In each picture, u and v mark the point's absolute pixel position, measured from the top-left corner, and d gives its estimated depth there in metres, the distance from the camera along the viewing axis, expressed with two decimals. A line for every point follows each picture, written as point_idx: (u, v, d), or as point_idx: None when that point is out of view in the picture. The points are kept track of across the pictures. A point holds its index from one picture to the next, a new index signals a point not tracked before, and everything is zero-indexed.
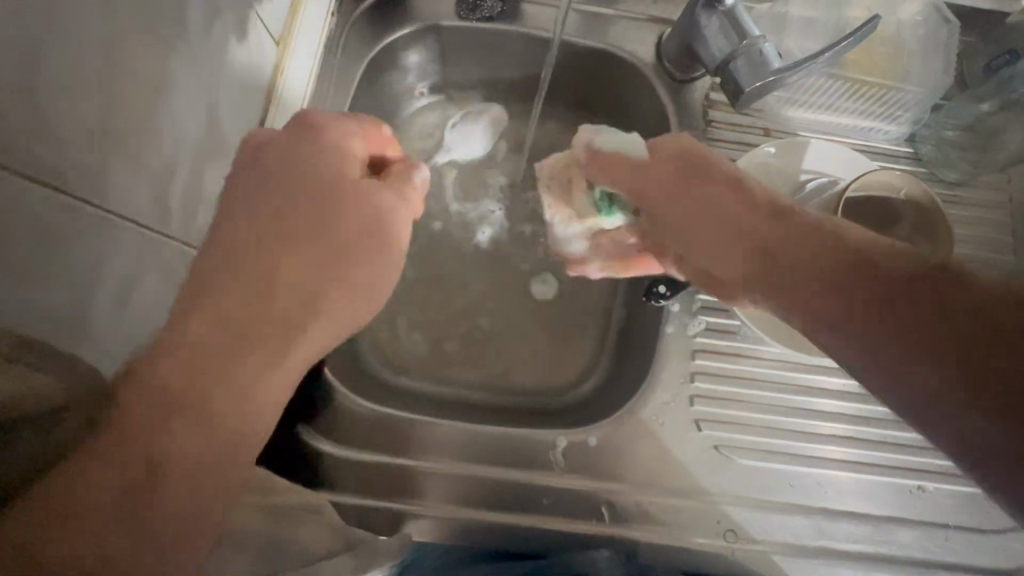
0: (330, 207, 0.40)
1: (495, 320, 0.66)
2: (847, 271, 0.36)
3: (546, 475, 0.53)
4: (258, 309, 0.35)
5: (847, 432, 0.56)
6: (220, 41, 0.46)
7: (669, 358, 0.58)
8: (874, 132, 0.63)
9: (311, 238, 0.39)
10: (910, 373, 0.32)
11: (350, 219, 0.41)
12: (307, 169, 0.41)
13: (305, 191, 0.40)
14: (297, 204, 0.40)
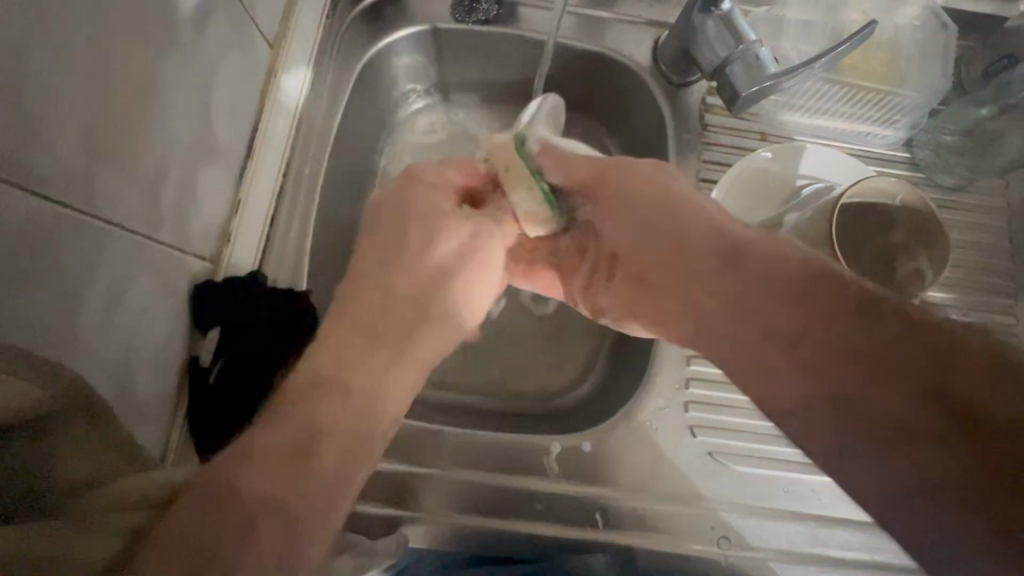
0: (444, 232, 0.50)
1: (490, 324, 0.66)
2: (815, 289, 0.34)
3: (540, 481, 0.53)
4: (393, 319, 0.45)
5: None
6: (212, 45, 0.46)
7: (665, 364, 0.57)
8: (871, 137, 0.63)
9: (433, 258, 0.49)
10: (871, 399, 0.30)
11: (465, 239, 0.50)
12: (417, 204, 0.50)
13: (421, 221, 0.50)
14: (422, 232, 0.49)
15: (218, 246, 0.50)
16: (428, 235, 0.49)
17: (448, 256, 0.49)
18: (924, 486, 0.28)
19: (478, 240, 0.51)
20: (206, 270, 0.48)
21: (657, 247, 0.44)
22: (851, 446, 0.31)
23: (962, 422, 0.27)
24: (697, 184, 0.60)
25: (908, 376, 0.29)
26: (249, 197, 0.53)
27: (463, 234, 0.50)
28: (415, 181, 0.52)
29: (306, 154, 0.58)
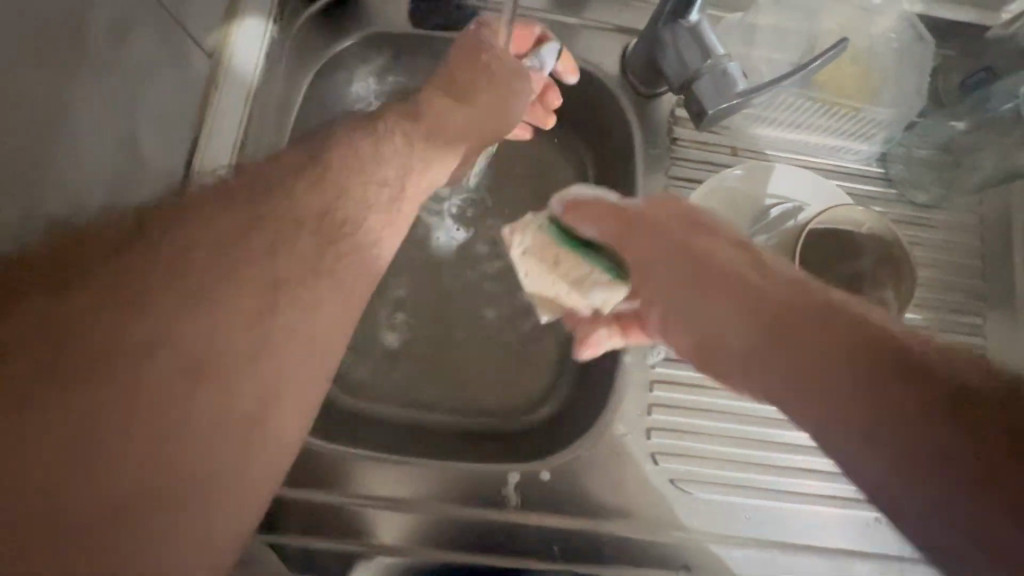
0: (392, 138, 0.47)
1: (454, 342, 0.64)
2: (854, 335, 0.29)
3: (497, 512, 0.52)
4: (245, 263, 0.37)
5: (809, 463, 0.55)
6: (134, 65, 0.47)
7: (627, 391, 0.55)
8: (845, 152, 0.61)
9: (428, 134, 0.49)
10: (913, 431, 0.26)
11: (341, 173, 0.44)
12: (300, 158, 0.44)
13: (298, 178, 0.42)
14: (285, 183, 0.42)
15: None
16: (406, 119, 0.49)
17: (433, 132, 0.50)
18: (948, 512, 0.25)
19: (395, 156, 0.47)
20: None
21: (667, 253, 0.37)
22: (892, 456, 0.26)
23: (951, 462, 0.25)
24: None
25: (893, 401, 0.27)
26: None
27: (346, 164, 0.44)
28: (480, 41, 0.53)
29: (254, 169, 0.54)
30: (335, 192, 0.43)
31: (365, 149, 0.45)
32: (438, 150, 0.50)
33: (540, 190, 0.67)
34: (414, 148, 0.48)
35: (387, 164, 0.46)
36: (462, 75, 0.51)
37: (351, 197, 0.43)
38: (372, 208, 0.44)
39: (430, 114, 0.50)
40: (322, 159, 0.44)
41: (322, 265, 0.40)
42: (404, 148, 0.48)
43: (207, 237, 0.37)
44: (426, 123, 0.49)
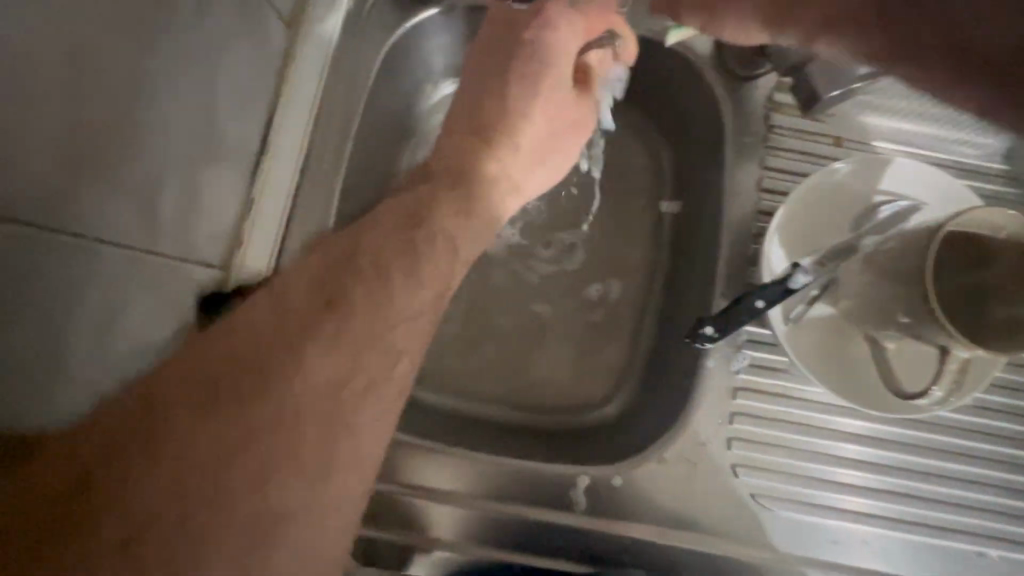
0: (432, 240, 0.40)
1: (516, 330, 0.61)
2: None
3: (563, 514, 0.49)
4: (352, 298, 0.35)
5: (853, 479, 0.50)
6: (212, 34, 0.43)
7: (708, 396, 0.51)
8: (960, 144, 0.56)
9: (479, 232, 0.43)
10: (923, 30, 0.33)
11: (364, 306, 0.35)
12: (318, 280, 0.35)
13: (373, 239, 0.38)
14: (313, 319, 0.33)
15: (228, 250, 0.45)
16: (453, 204, 0.43)
17: (483, 229, 0.44)
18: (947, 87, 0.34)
19: (438, 258, 0.39)
20: (214, 279, 0.44)
21: None
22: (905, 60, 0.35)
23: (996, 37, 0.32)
24: (758, 193, 0.54)
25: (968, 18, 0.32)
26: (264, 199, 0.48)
27: (375, 290, 0.35)
28: (545, 24, 0.48)
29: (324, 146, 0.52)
30: (360, 330, 0.34)
31: (402, 260, 0.37)
32: (482, 239, 0.44)
33: (609, 180, 0.65)
34: (458, 253, 0.41)
35: (430, 275, 0.38)
36: (526, 139, 0.48)
37: (382, 329, 0.35)
38: (406, 322, 0.36)
39: (485, 205, 0.45)
40: (385, 217, 0.40)
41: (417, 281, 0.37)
42: (448, 252, 0.40)
43: (182, 453, 0.28)
44: (480, 216, 0.44)
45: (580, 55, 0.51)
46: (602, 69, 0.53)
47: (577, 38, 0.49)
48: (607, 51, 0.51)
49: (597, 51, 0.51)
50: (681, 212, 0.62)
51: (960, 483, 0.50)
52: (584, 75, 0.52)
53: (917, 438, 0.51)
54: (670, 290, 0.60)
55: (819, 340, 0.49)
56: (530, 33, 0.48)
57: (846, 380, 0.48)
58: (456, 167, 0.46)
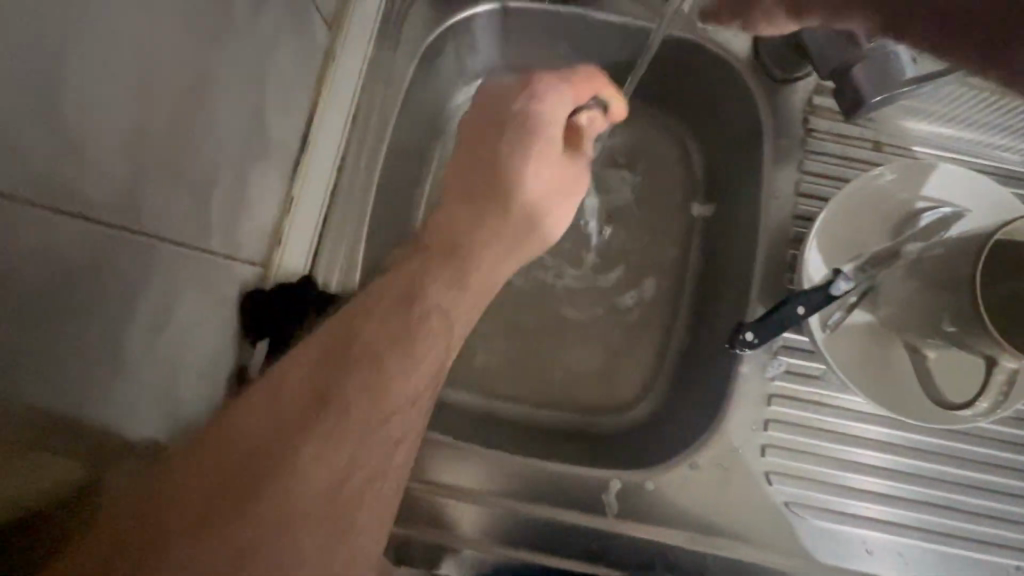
0: (426, 321, 0.34)
1: (544, 331, 0.61)
2: None
3: (594, 518, 0.49)
4: (339, 403, 0.30)
5: (874, 486, 0.49)
6: (269, 33, 0.42)
7: (742, 401, 0.51)
8: (1005, 150, 0.55)
9: (473, 302, 0.37)
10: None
11: (357, 403, 0.30)
12: (305, 375, 0.30)
13: (357, 332, 0.32)
14: (297, 431, 0.29)
15: (269, 248, 0.46)
16: (447, 272, 0.36)
17: (478, 299, 0.38)
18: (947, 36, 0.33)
19: (436, 340, 0.34)
20: (255, 275, 0.45)
21: None
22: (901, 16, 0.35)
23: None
24: (795, 197, 0.53)
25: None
26: (303, 198, 0.48)
27: (365, 383, 0.31)
28: (530, 92, 0.43)
29: (363, 145, 0.53)
30: (355, 428, 0.30)
31: (393, 348, 0.32)
32: (478, 309, 0.38)
33: (640, 183, 0.65)
34: (454, 326, 0.35)
35: (425, 356, 0.33)
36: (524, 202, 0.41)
37: (377, 425, 0.30)
38: (401, 416, 0.31)
39: (480, 270, 0.38)
40: (380, 295, 0.34)
41: (412, 372, 0.32)
42: (443, 333, 0.34)
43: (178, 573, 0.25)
44: (478, 281, 0.37)
45: (568, 119, 0.45)
46: (592, 131, 0.46)
47: (565, 103, 0.43)
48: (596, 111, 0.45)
49: (587, 110, 0.45)
50: (714, 216, 0.61)
51: (999, 497, 0.49)
52: (574, 136, 0.45)
53: (942, 447, 0.50)
54: (702, 294, 0.60)
55: (859, 346, 0.49)
56: (521, 103, 0.42)
57: (886, 389, 0.47)
58: (442, 238, 0.38)
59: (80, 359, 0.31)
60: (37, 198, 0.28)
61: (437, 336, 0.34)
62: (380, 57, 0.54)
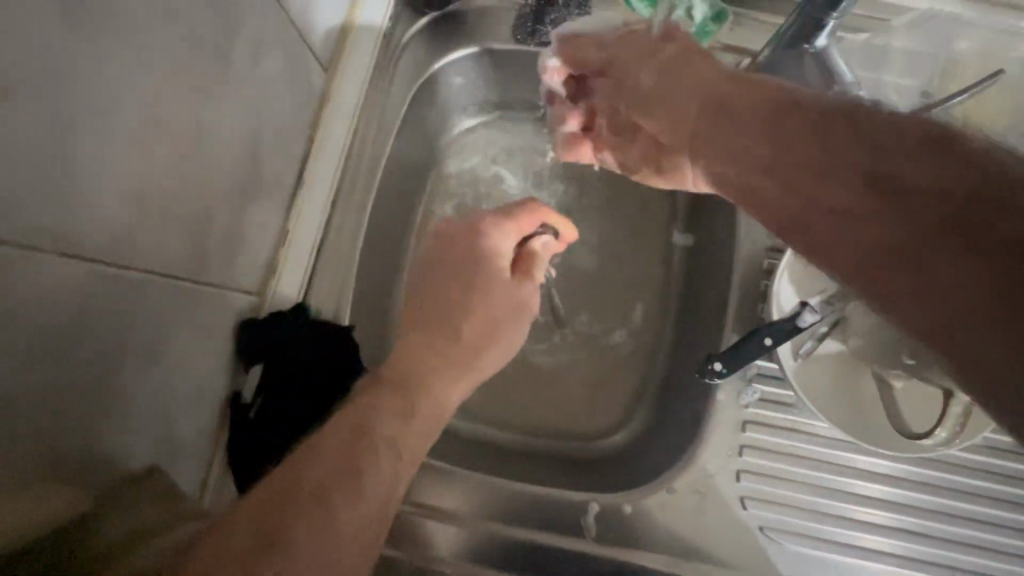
0: (378, 457, 0.38)
1: (531, 355, 0.63)
2: (842, 152, 0.31)
3: (573, 541, 0.50)
4: (319, 488, 0.35)
5: (869, 516, 0.50)
6: (265, 79, 0.45)
7: (717, 428, 0.52)
8: None
9: (424, 432, 0.42)
10: (856, 231, 0.29)
11: (307, 544, 0.33)
12: (269, 508, 0.34)
13: (356, 419, 0.40)
14: (283, 519, 0.33)
15: (263, 277, 0.48)
16: (400, 405, 0.42)
17: (429, 428, 0.43)
18: (889, 300, 0.28)
19: (384, 477, 0.38)
20: (249, 304, 0.47)
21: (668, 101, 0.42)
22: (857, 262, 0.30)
23: (991, 269, 0.24)
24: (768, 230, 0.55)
25: (925, 157, 0.28)
26: (297, 230, 0.51)
27: (317, 525, 0.34)
28: (478, 232, 0.52)
29: (355, 179, 0.55)
30: (332, 510, 0.35)
31: (345, 489, 0.36)
32: (430, 436, 0.43)
33: (624, 213, 0.67)
34: (404, 459, 0.40)
35: (374, 493, 0.37)
36: (492, 309, 0.49)
37: (363, 494, 0.36)
38: (347, 552, 0.35)
39: (428, 401, 0.43)
40: (384, 381, 0.43)
41: (404, 446, 0.40)
42: (393, 467, 0.39)
43: None
44: (426, 413, 0.43)
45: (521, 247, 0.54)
46: (545, 254, 0.56)
47: (511, 238, 0.53)
48: (547, 236, 0.55)
49: (537, 240, 0.55)
50: (695, 246, 0.64)
51: (970, 523, 0.50)
52: (526, 261, 0.54)
53: (924, 475, 0.51)
54: (682, 321, 0.62)
55: (831, 373, 0.52)
56: (472, 246, 0.52)
57: (851, 418, 0.50)
58: (399, 373, 0.44)
59: (77, 392, 0.33)
60: (45, 244, 0.29)
61: (428, 414, 0.43)
62: (374, 97, 0.57)
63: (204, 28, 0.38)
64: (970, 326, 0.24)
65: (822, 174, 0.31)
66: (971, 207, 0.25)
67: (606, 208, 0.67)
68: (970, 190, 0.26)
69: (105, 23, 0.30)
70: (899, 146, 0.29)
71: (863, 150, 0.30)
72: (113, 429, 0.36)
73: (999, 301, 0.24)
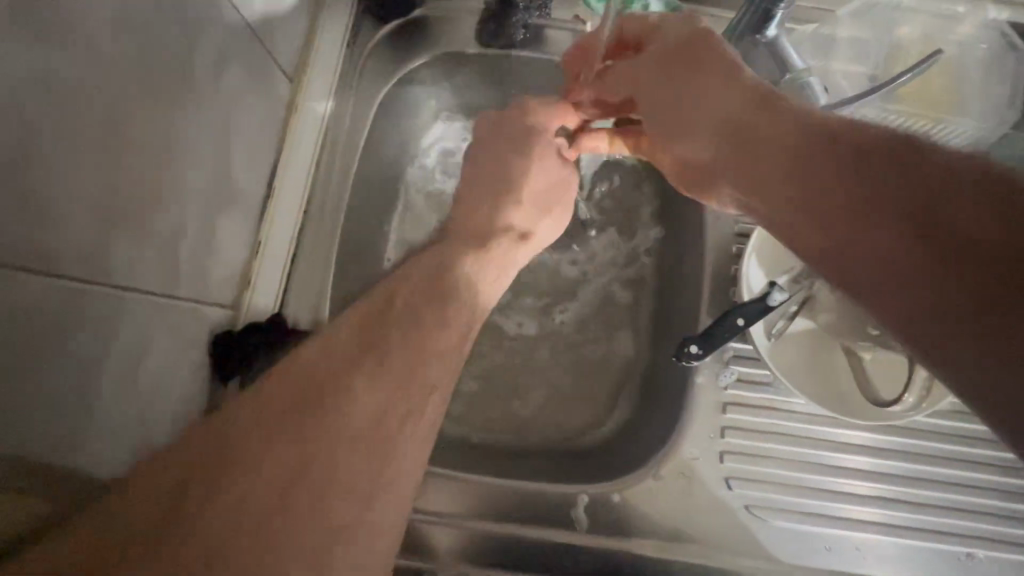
0: (454, 297, 0.42)
1: (513, 354, 0.64)
2: (877, 163, 0.32)
3: (566, 533, 0.50)
4: (401, 320, 0.38)
5: (851, 487, 0.52)
6: (232, 90, 0.45)
7: (697, 411, 0.53)
8: None
9: (489, 280, 0.47)
10: (869, 220, 0.31)
11: (391, 365, 0.35)
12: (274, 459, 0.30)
13: (431, 265, 0.44)
14: (354, 358, 0.35)
15: (238, 291, 0.48)
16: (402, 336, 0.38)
17: (496, 270, 0.48)
18: (883, 280, 0.30)
19: (458, 313, 0.41)
20: (225, 318, 0.47)
21: (672, 98, 0.43)
22: (858, 249, 0.32)
23: (992, 268, 0.27)
24: (736, 217, 0.58)
25: (953, 177, 0.30)
26: (270, 240, 0.51)
27: (403, 343, 0.36)
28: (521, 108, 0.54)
29: (328, 188, 0.56)
30: (414, 342, 0.37)
31: (428, 312, 0.39)
32: (496, 282, 0.48)
33: (597, 209, 0.69)
34: (476, 304, 0.43)
35: (453, 319, 0.40)
36: (542, 176, 0.53)
37: (441, 327, 0.39)
38: (432, 363, 0.37)
39: (494, 254, 0.48)
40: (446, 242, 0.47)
41: (475, 282, 0.45)
42: (468, 302, 0.42)
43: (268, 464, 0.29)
44: (491, 259, 0.48)
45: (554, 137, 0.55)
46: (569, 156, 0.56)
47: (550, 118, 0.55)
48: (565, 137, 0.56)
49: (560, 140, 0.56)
50: (667, 236, 0.65)
51: (945, 487, 0.52)
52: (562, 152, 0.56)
53: (898, 443, 0.53)
54: (659, 312, 0.63)
55: (800, 350, 0.53)
56: (520, 117, 0.54)
57: (826, 393, 0.52)
58: (465, 231, 0.49)
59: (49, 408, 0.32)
60: (4, 259, 0.29)
61: (497, 255, 0.48)
62: (341, 106, 0.57)
63: (161, 45, 0.37)
64: (973, 312, 0.27)
65: (849, 172, 0.33)
66: (990, 218, 0.28)
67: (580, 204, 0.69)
68: (997, 209, 0.28)
69: (67, 34, 0.31)
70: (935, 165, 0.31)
71: (893, 162, 0.32)
72: (87, 450, 0.35)
73: (990, 303, 0.27)
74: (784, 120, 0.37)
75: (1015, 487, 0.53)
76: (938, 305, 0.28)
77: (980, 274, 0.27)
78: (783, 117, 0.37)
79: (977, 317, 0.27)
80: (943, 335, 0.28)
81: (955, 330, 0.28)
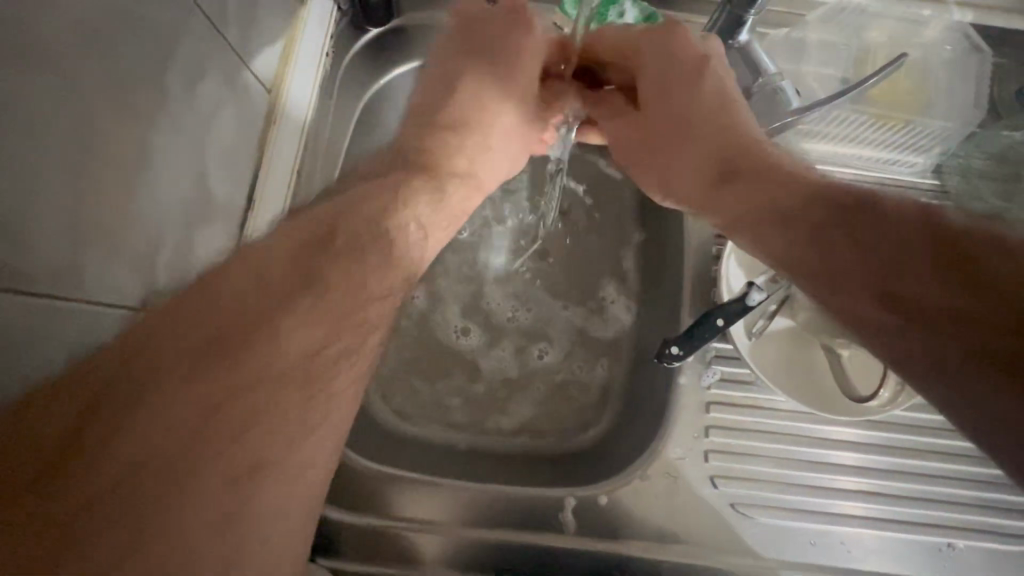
0: (402, 232, 0.41)
1: (499, 360, 0.64)
2: (853, 221, 0.37)
3: (554, 536, 0.50)
4: (348, 250, 0.37)
5: (834, 482, 0.53)
6: (207, 103, 0.45)
7: (681, 411, 0.54)
8: (899, 165, 0.58)
9: (445, 225, 0.46)
10: (851, 272, 0.36)
11: (339, 295, 0.35)
12: (127, 470, 0.26)
13: (382, 192, 0.42)
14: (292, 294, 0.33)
15: None
16: (318, 303, 0.34)
17: (453, 216, 0.47)
18: (871, 321, 0.35)
19: (406, 248, 0.41)
20: None
21: (675, 137, 0.49)
22: (847, 294, 0.36)
23: (970, 320, 0.31)
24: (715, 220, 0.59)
25: (926, 240, 0.34)
26: None
27: (349, 275, 0.36)
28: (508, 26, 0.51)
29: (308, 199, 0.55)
30: (356, 275, 0.36)
31: (378, 246, 0.38)
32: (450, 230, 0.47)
33: (579, 214, 0.69)
34: (427, 241, 0.43)
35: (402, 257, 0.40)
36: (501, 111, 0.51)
37: (391, 265, 0.39)
38: (375, 303, 0.37)
39: (453, 200, 0.47)
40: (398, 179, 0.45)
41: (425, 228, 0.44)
42: (417, 236, 0.42)
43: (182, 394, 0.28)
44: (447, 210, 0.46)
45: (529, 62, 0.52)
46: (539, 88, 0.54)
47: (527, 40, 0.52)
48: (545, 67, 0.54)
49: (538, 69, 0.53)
50: (649, 240, 0.66)
51: (923, 479, 0.53)
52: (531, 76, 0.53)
53: (878, 438, 0.54)
54: (643, 315, 0.64)
55: (780, 349, 0.54)
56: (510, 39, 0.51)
57: (804, 389, 0.52)
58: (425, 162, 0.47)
59: None
60: None
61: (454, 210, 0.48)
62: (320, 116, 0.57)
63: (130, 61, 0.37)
64: (957, 358, 0.31)
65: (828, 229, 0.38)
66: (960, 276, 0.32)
67: (563, 210, 0.69)
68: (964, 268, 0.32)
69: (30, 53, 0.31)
70: (908, 227, 0.35)
71: (869, 224, 0.37)
72: None
73: (973, 353, 0.30)
74: (774, 174, 0.43)
75: (990, 476, 0.54)
76: (922, 349, 0.32)
77: (956, 325, 0.31)
78: (774, 174, 0.42)
79: (959, 362, 0.30)
80: (931, 374, 0.32)
81: (938, 371, 0.31)
